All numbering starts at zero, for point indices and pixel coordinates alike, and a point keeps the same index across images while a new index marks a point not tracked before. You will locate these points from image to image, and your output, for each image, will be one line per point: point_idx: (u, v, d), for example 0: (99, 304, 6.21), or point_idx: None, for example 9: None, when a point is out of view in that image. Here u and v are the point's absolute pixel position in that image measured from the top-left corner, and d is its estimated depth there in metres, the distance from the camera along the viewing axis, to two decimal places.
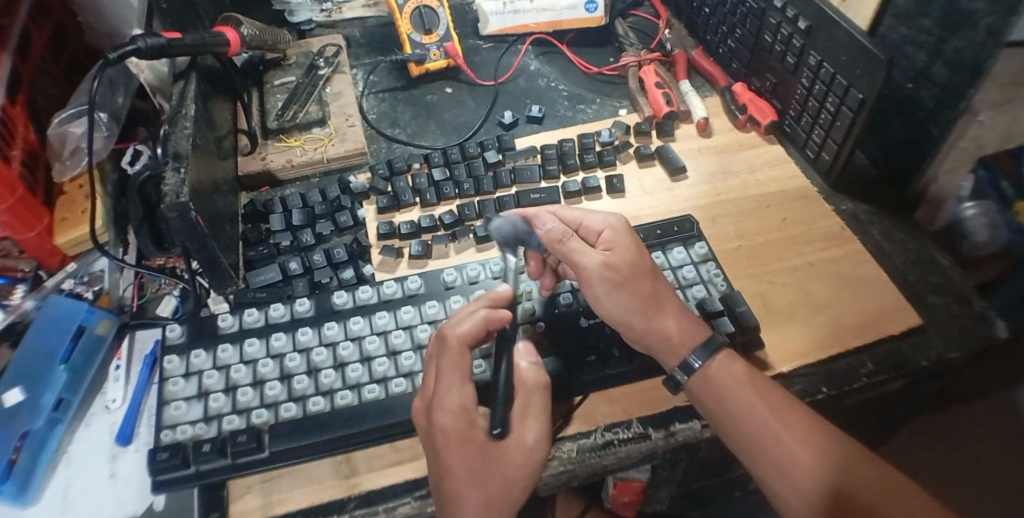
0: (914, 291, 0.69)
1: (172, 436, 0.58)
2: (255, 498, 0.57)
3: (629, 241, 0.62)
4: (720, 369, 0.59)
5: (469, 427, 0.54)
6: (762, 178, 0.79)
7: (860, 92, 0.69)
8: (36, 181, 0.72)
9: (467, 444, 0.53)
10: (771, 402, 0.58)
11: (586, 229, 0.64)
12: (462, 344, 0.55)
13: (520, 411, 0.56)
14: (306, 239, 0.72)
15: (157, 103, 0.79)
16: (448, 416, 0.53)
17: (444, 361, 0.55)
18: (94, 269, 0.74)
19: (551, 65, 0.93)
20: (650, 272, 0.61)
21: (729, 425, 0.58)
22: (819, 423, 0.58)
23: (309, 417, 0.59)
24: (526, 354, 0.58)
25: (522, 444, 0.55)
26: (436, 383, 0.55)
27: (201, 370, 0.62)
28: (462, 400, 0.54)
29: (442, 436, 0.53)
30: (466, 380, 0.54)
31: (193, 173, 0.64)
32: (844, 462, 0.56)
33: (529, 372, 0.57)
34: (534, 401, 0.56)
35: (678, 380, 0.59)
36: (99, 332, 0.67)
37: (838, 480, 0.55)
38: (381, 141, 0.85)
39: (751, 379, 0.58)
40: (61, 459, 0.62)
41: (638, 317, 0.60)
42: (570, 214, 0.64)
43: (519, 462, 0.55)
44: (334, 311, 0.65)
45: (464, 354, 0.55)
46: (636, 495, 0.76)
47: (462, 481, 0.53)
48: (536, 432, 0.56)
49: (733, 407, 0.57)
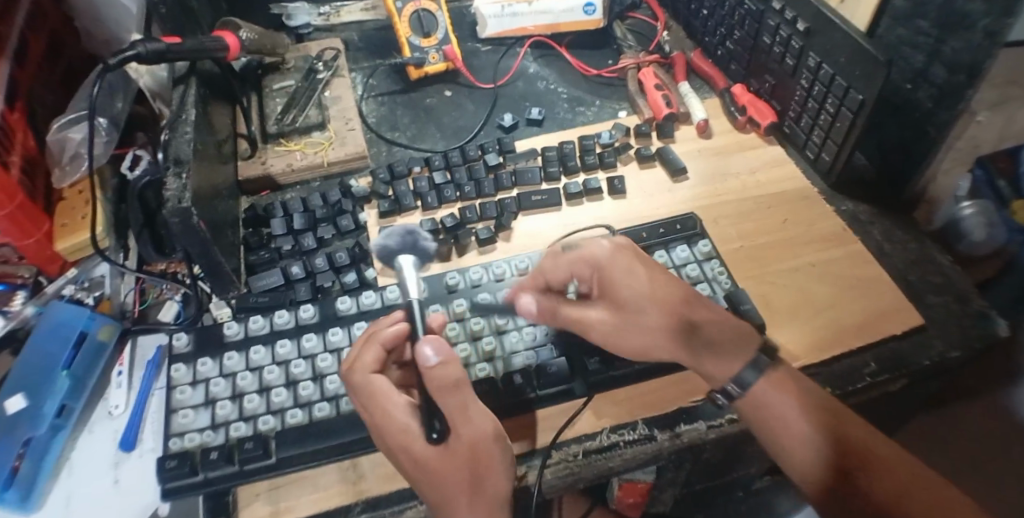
0: (916, 291, 0.69)
1: (180, 444, 0.58)
2: (263, 506, 0.57)
3: (619, 281, 0.60)
4: (767, 389, 0.58)
5: (413, 436, 0.52)
6: (762, 179, 0.79)
7: (860, 93, 0.70)
8: (34, 187, 0.72)
9: (424, 456, 0.52)
10: (820, 426, 0.57)
11: (579, 258, 0.61)
12: (368, 371, 0.55)
13: (455, 414, 0.52)
14: (307, 243, 0.72)
15: (157, 108, 0.80)
16: (394, 437, 0.52)
17: (360, 395, 0.54)
18: (96, 275, 0.74)
19: (550, 67, 0.93)
20: (649, 304, 0.59)
21: (776, 447, 0.58)
22: (871, 447, 0.57)
23: (316, 423, 0.59)
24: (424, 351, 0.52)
25: (464, 438, 0.52)
26: (369, 411, 0.54)
27: (208, 378, 0.62)
28: (399, 417, 0.53)
29: (402, 452, 0.52)
30: (389, 396, 0.53)
31: (195, 178, 0.64)
32: (898, 490, 0.54)
33: (434, 372, 0.51)
34: (453, 399, 0.52)
35: (720, 402, 0.59)
36: (101, 338, 0.67)
37: (893, 508, 0.54)
38: (381, 145, 0.85)
39: (801, 400, 0.57)
40: (63, 467, 0.61)
41: (650, 345, 0.59)
42: (561, 273, 0.62)
43: (471, 453, 0.52)
44: (338, 316, 0.65)
45: (374, 378, 0.54)
46: (641, 496, 0.74)
47: (440, 490, 0.52)
48: (473, 421, 0.52)
49: (785, 429, 0.57)
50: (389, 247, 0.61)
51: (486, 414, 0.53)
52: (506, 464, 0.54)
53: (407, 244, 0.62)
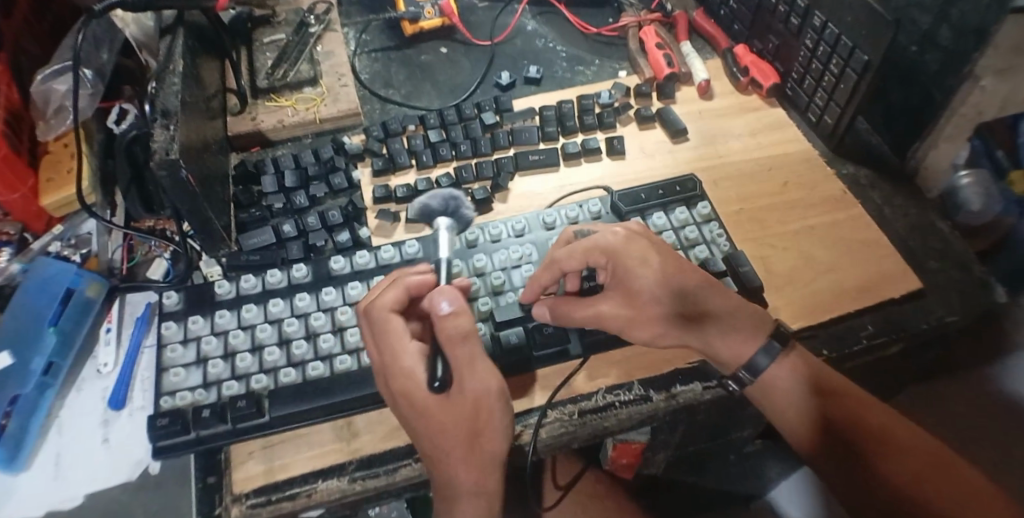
0: (915, 256, 0.69)
1: (172, 403, 0.57)
2: (257, 464, 0.56)
3: (633, 267, 0.59)
4: (778, 372, 0.58)
5: (418, 382, 0.52)
6: (763, 141, 0.78)
7: (866, 54, 0.68)
8: (19, 141, 0.70)
9: (428, 404, 0.52)
10: (834, 407, 0.57)
11: (594, 251, 0.60)
12: (387, 310, 0.54)
13: (463, 361, 0.52)
14: (299, 201, 0.70)
15: (144, 59, 0.75)
16: (400, 381, 0.52)
17: (376, 331, 0.54)
18: (82, 232, 0.72)
19: (549, 25, 0.91)
20: (667, 297, 0.58)
21: (792, 431, 0.59)
22: (891, 428, 0.56)
23: (309, 382, 0.58)
24: (441, 301, 0.53)
25: (468, 392, 0.52)
26: (379, 352, 0.54)
27: (199, 336, 0.61)
28: (408, 361, 0.52)
29: (404, 400, 0.52)
30: (403, 339, 0.53)
31: (183, 130, 0.62)
32: (914, 472, 0.54)
33: (449, 321, 0.52)
34: (464, 351, 0.52)
35: (743, 379, 0.59)
36: (89, 295, 0.65)
37: (909, 490, 0.54)
38: (374, 102, 0.83)
39: (814, 382, 0.58)
40: (52, 424, 0.60)
41: (648, 332, 0.58)
42: (575, 265, 0.60)
43: (471, 410, 0.52)
44: (332, 276, 0.64)
45: (392, 320, 0.53)
46: (634, 457, 0.74)
47: (436, 443, 0.52)
48: (478, 377, 0.52)
49: (794, 409, 0.58)
50: (431, 207, 0.66)
51: (491, 372, 0.53)
52: (503, 422, 0.54)
53: (449, 207, 0.66)
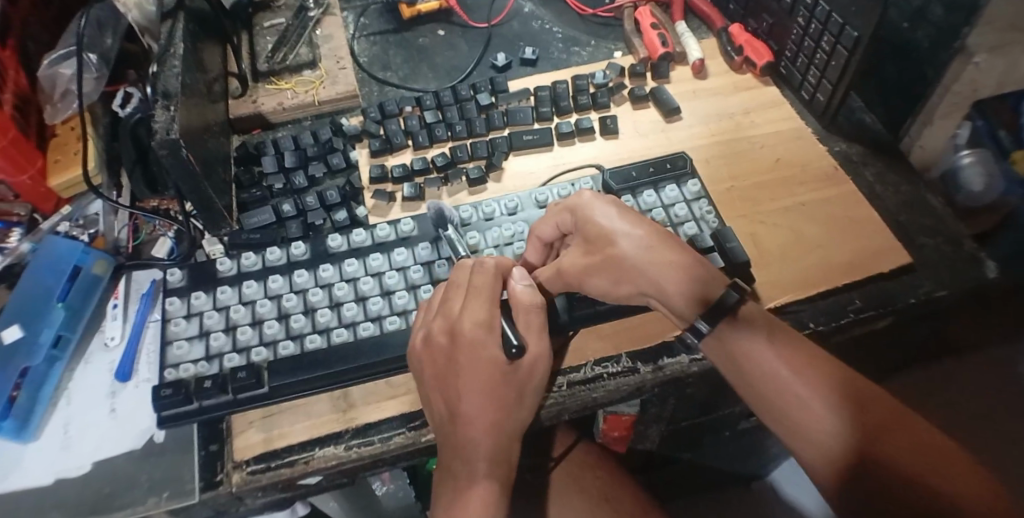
0: (906, 232, 0.69)
1: (176, 374, 0.59)
2: (257, 433, 0.58)
3: (596, 220, 0.61)
4: (739, 329, 0.57)
5: (494, 340, 0.56)
6: (757, 119, 0.78)
7: (856, 30, 0.69)
8: (28, 123, 0.72)
9: (492, 362, 0.56)
10: (794, 364, 0.55)
11: (563, 219, 0.63)
12: (493, 275, 0.59)
13: (528, 332, 0.57)
14: (298, 181, 0.72)
15: (145, 43, 0.76)
16: (473, 331, 0.56)
17: (472, 288, 0.58)
18: (90, 212, 0.74)
19: (545, 7, 0.91)
20: (622, 247, 0.59)
21: (751, 390, 0.57)
22: (850, 384, 0.55)
23: (307, 354, 0.60)
24: (522, 277, 0.59)
25: (529, 365, 0.56)
26: (462, 306, 0.57)
27: (202, 311, 0.63)
28: (487, 318, 0.57)
29: (471, 351, 0.56)
30: (493, 301, 0.57)
31: (184, 112, 0.63)
32: (874, 428, 0.53)
33: (529, 294, 0.58)
34: (534, 320, 0.58)
35: (700, 331, 0.57)
36: (96, 272, 0.67)
37: (870, 446, 0.52)
38: (373, 85, 0.84)
39: (774, 340, 0.56)
40: (61, 396, 0.62)
41: (607, 279, 0.60)
42: (548, 230, 0.64)
43: (521, 382, 0.56)
44: (329, 253, 0.66)
45: (495, 281, 0.58)
46: (626, 430, 0.74)
47: (477, 402, 0.55)
48: (542, 353, 0.57)
49: (755, 366, 0.56)
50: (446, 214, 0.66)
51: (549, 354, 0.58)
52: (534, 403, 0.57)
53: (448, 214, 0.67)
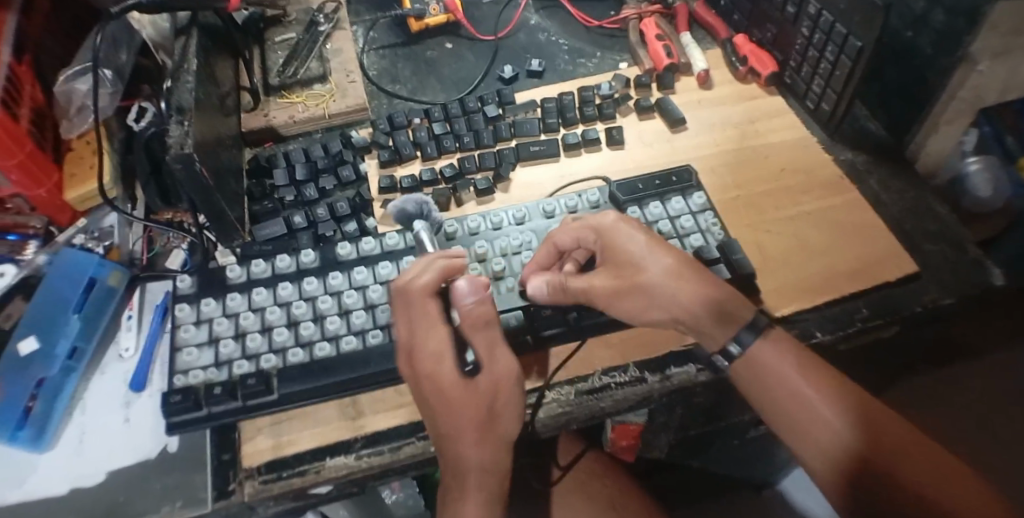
0: (911, 239, 0.70)
1: (185, 380, 0.60)
2: (267, 440, 0.59)
3: (620, 242, 0.61)
4: (764, 349, 0.58)
5: (448, 362, 0.54)
6: (762, 129, 0.79)
7: (859, 40, 0.70)
8: (43, 138, 0.73)
9: (454, 384, 0.54)
10: (815, 384, 0.57)
11: (587, 236, 0.63)
12: (424, 293, 0.56)
13: (484, 348, 0.55)
14: (309, 193, 0.73)
15: (160, 60, 0.78)
16: (427, 360, 0.54)
17: (412, 311, 0.56)
18: (104, 225, 0.75)
19: (551, 19, 0.93)
20: (653, 269, 0.59)
21: (771, 409, 0.58)
22: (868, 404, 0.57)
23: (316, 362, 0.61)
24: (466, 292, 0.56)
25: (494, 376, 0.55)
26: (410, 333, 0.56)
27: (211, 317, 0.64)
28: (437, 343, 0.55)
29: (430, 379, 0.54)
30: (438, 320, 0.55)
31: (197, 125, 0.65)
32: (888, 447, 0.55)
33: (473, 310, 0.55)
34: (483, 335, 0.55)
35: (730, 353, 0.58)
36: (111, 283, 0.69)
37: (885, 465, 0.54)
38: (382, 97, 0.85)
39: (797, 360, 0.58)
40: (77, 405, 0.63)
41: (635, 302, 0.59)
42: (567, 240, 0.64)
43: (492, 393, 0.55)
44: (338, 261, 0.67)
45: (429, 300, 0.56)
46: (633, 439, 0.75)
47: (455, 423, 0.54)
48: (504, 361, 0.55)
49: (777, 386, 0.57)
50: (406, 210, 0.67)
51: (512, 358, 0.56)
52: (517, 408, 0.56)
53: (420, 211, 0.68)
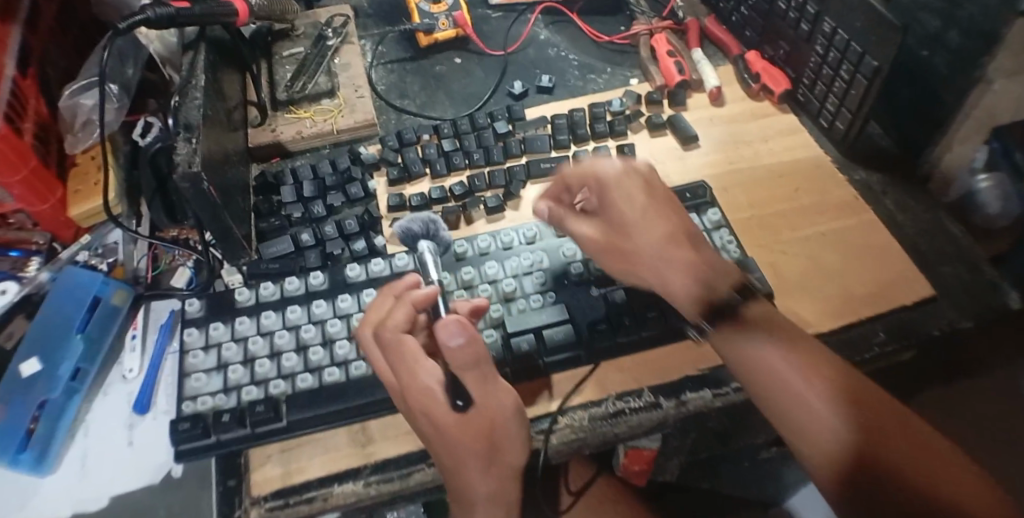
0: (927, 261, 0.69)
1: (193, 407, 0.59)
2: (275, 467, 0.58)
3: (615, 197, 0.61)
4: (751, 334, 0.55)
5: (436, 402, 0.53)
6: (775, 147, 0.78)
7: (875, 60, 0.69)
8: (47, 153, 0.72)
9: (446, 423, 0.52)
10: (806, 372, 0.54)
11: (591, 183, 0.62)
12: (397, 332, 0.54)
13: (477, 386, 0.53)
14: (317, 211, 0.72)
15: (167, 74, 0.79)
16: (416, 399, 0.53)
17: (389, 352, 0.54)
18: (108, 241, 0.75)
19: (560, 34, 0.92)
20: (636, 234, 0.60)
21: (761, 397, 0.55)
22: (865, 396, 0.53)
23: (326, 387, 0.60)
24: (450, 333, 0.50)
25: (487, 410, 0.53)
26: (395, 373, 0.54)
27: (220, 342, 0.62)
28: (424, 382, 0.53)
29: (423, 416, 0.53)
30: (420, 358, 0.53)
31: (205, 143, 0.64)
32: (889, 444, 0.51)
33: (457, 353, 0.50)
34: (473, 373, 0.52)
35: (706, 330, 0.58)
36: (115, 302, 0.68)
37: (884, 463, 0.51)
38: (390, 112, 0.84)
39: (785, 346, 0.55)
40: (79, 428, 0.62)
41: (615, 260, 0.61)
42: (574, 181, 0.63)
43: (488, 427, 0.53)
44: (347, 283, 0.66)
45: (403, 339, 0.54)
46: (646, 464, 0.73)
47: (457, 457, 0.53)
48: (499, 394, 0.53)
49: (764, 371, 0.54)
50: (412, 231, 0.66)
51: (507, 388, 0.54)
52: (521, 436, 0.55)
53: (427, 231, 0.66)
